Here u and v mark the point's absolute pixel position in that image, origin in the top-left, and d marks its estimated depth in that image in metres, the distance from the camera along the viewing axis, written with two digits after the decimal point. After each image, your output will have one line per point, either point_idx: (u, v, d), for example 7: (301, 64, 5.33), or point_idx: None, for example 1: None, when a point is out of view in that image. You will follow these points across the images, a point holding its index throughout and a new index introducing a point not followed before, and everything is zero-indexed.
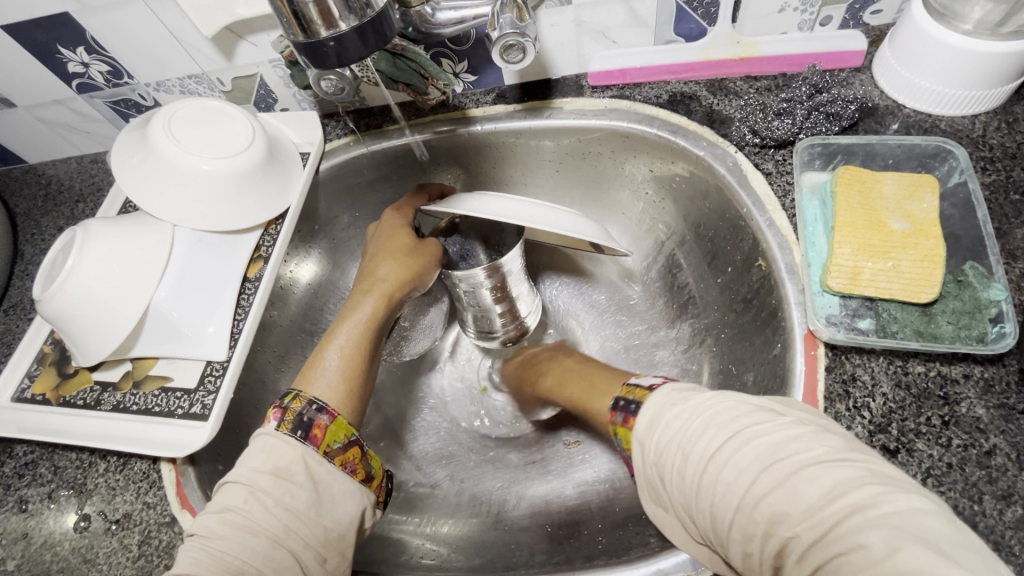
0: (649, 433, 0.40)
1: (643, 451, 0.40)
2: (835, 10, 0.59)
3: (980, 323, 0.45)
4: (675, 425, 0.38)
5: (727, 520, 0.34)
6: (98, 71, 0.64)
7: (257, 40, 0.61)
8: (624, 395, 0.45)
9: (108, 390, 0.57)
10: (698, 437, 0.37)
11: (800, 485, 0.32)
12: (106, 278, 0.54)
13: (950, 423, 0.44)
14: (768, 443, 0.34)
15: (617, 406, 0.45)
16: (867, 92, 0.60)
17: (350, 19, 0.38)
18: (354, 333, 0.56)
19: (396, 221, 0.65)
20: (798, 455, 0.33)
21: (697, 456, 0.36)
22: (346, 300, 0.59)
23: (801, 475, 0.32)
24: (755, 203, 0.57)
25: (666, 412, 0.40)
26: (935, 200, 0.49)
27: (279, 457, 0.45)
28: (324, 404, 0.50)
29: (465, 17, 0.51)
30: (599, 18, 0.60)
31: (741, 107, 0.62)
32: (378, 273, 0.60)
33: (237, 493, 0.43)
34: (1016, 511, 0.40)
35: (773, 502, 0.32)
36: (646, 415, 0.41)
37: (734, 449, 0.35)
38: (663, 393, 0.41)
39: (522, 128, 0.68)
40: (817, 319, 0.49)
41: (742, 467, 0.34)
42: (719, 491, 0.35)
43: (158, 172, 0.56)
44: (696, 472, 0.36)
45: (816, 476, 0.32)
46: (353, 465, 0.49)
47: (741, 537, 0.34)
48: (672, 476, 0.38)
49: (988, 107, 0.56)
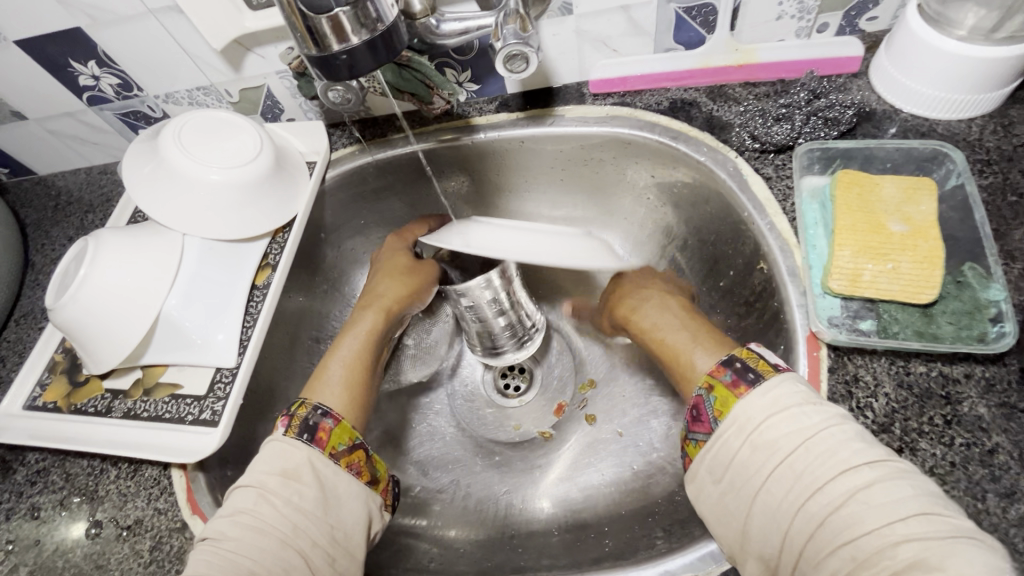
0: (774, 414, 0.40)
1: (745, 426, 0.41)
2: (831, 17, 0.60)
3: (979, 324, 0.46)
4: (807, 424, 0.39)
5: (840, 538, 0.35)
6: (108, 84, 0.65)
7: (264, 52, 0.62)
8: (744, 358, 0.45)
9: (119, 398, 0.58)
10: (837, 448, 0.37)
11: (951, 552, 0.32)
12: (117, 287, 0.54)
13: (952, 422, 0.44)
14: (913, 494, 0.35)
15: (730, 363, 0.45)
16: (865, 97, 0.61)
17: (362, 33, 0.39)
18: (356, 345, 0.59)
19: (396, 244, 0.69)
20: (944, 519, 0.34)
21: (828, 464, 0.37)
22: (349, 315, 0.63)
23: (949, 543, 0.32)
24: (756, 208, 0.58)
25: (799, 408, 0.40)
26: (934, 203, 0.50)
27: (286, 459, 0.46)
28: (329, 410, 0.50)
29: (468, 28, 0.53)
30: (599, 27, 0.61)
31: (740, 113, 0.62)
32: (378, 289, 0.65)
33: (248, 496, 0.44)
34: (1019, 508, 0.41)
35: (910, 547, 0.33)
36: (766, 397, 0.41)
37: (878, 480, 0.35)
38: (795, 386, 0.41)
39: (524, 136, 0.69)
40: (819, 321, 0.49)
41: (883, 499, 0.34)
42: (848, 509, 0.35)
43: (169, 183, 0.57)
44: (825, 477, 0.36)
45: (964, 550, 0.32)
46: (358, 467, 0.49)
47: (846, 559, 0.34)
48: (786, 471, 0.38)
49: (984, 111, 0.57)
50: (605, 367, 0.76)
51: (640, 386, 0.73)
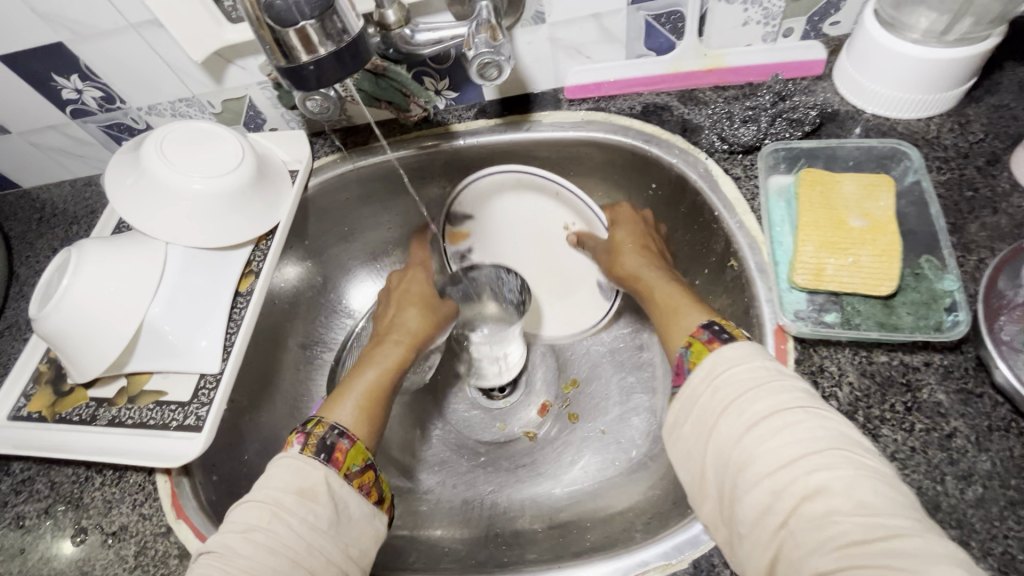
0: (730, 364, 0.42)
1: (710, 371, 0.42)
2: (795, 22, 0.62)
3: (935, 313, 0.48)
4: (758, 370, 0.40)
5: (767, 470, 0.36)
6: (91, 97, 0.66)
7: (245, 64, 0.63)
8: (722, 323, 0.46)
9: (103, 406, 0.58)
10: (779, 391, 0.39)
11: (864, 487, 0.34)
12: (101, 296, 0.55)
13: (912, 409, 0.46)
14: (839, 435, 0.37)
15: (707, 326, 0.46)
16: (828, 99, 0.63)
17: (328, 45, 0.40)
18: (382, 375, 0.60)
19: (417, 274, 0.72)
20: (862, 458, 0.36)
21: (767, 403, 0.38)
22: (376, 346, 0.64)
23: (863, 479, 0.34)
24: (725, 207, 0.60)
25: (754, 358, 0.41)
26: (892, 199, 0.52)
27: (303, 478, 0.46)
28: (345, 429, 0.52)
29: (441, 38, 0.54)
30: (572, 35, 0.63)
31: (710, 115, 0.64)
32: (408, 322, 0.66)
33: (261, 513, 0.44)
34: (976, 490, 0.42)
35: (827, 479, 0.35)
36: (735, 350, 0.42)
37: (808, 419, 0.37)
38: (759, 344, 0.43)
39: (522, 171, 0.74)
40: (786, 314, 0.51)
41: (811, 436, 0.36)
42: (776, 443, 0.37)
43: (152, 194, 0.58)
44: (763, 414, 0.38)
45: (873, 487, 0.34)
46: (368, 488, 0.50)
47: (769, 490, 0.36)
48: (731, 411, 0.40)
49: (941, 110, 0.59)
50: (587, 367, 0.78)
51: (621, 384, 0.74)
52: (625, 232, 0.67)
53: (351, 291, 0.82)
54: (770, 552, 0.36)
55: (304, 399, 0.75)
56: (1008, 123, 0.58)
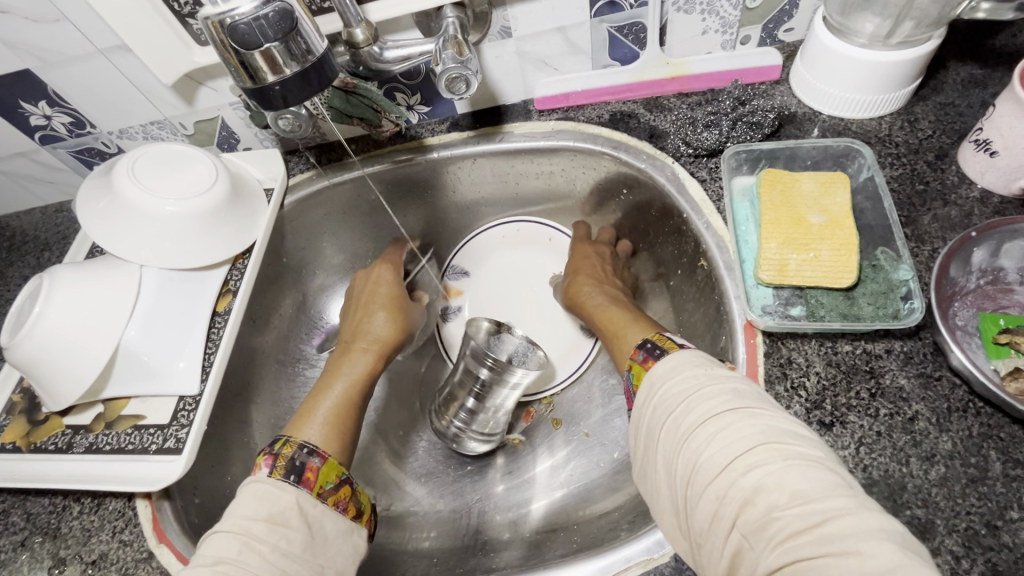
0: (665, 377, 0.46)
1: (651, 390, 0.46)
2: (751, 30, 0.65)
3: (893, 301, 0.50)
4: (688, 381, 0.44)
5: (709, 477, 0.38)
6: (60, 123, 0.66)
7: (217, 85, 0.64)
8: (655, 341, 0.51)
9: (80, 433, 0.58)
10: (709, 397, 0.41)
11: (795, 476, 0.35)
12: (75, 322, 0.55)
13: (876, 395, 0.47)
14: (771, 429, 0.38)
15: (643, 346, 0.51)
16: (786, 101, 0.65)
17: (292, 66, 0.41)
18: (348, 385, 0.61)
19: (382, 274, 0.74)
20: (791, 447, 0.37)
21: (698, 412, 0.41)
22: (346, 353, 0.66)
23: (794, 467, 0.36)
24: (692, 208, 0.62)
25: (686, 369, 0.45)
26: (848, 195, 0.54)
27: (272, 503, 0.46)
28: (314, 448, 0.52)
29: (410, 54, 0.56)
30: (539, 48, 0.65)
31: (674, 121, 0.67)
32: (375, 330, 0.69)
33: (230, 544, 0.42)
34: (939, 469, 0.44)
35: (760, 476, 0.36)
36: (667, 364, 0.46)
37: (736, 419, 0.39)
38: (692, 355, 0.46)
39: (522, 222, 0.82)
40: (753, 310, 0.53)
41: (741, 434, 0.38)
42: (710, 450, 0.39)
43: (128, 221, 0.58)
44: (695, 424, 0.41)
45: (805, 474, 0.35)
46: (344, 504, 0.50)
47: (715, 497, 0.37)
48: (670, 425, 0.42)
49: (892, 109, 0.62)
50: None
51: (604, 385, 0.75)
52: (575, 263, 0.73)
53: (330, 307, 0.83)
54: (727, 558, 0.37)
55: (287, 416, 0.75)
56: (954, 120, 0.61)
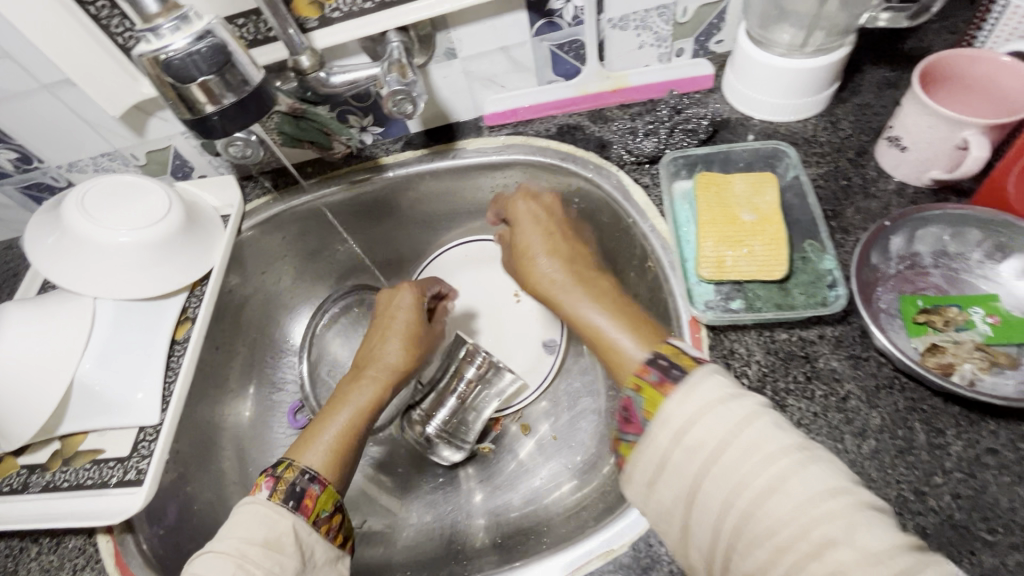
0: (689, 407, 0.39)
1: (673, 423, 0.39)
2: (684, 43, 0.69)
3: (821, 290, 0.54)
4: (725, 415, 0.38)
5: (768, 532, 0.34)
6: (6, 159, 0.66)
7: (166, 115, 0.64)
8: (666, 356, 0.42)
9: (36, 472, 0.57)
10: (754, 437, 0.36)
11: (867, 533, 0.33)
12: (27, 359, 0.55)
13: (812, 377, 0.51)
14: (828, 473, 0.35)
15: (653, 364, 0.42)
16: (720, 108, 0.69)
17: (229, 95, 0.43)
18: (354, 414, 0.59)
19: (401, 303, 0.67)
20: (853, 495, 0.34)
21: (746, 455, 0.36)
22: (353, 381, 0.62)
23: (864, 522, 0.33)
24: (638, 213, 0.65)
25: (718, 399, 0.38)
26: (776, 194, 0.57)
27: (270, 527, 0.46)
28: (316, 474, 0.52)
29: (356, 79, 0.58)
30: (484, 67, 0.68)
31: (616, 131, 0.70)
32: (386, 357, 0.64)
33: (225, 566, 0.43)
34: (870, 443, 0.47)
35: (829, 533, 0.33)
36: (690, 391, 0.39)
37: (792, 466, 0.35)
38: (718, 378, 0.40)
39: (485, 240, 0.84)
40: (696, 306, 0.56)
41: (800, 485, 0.34)
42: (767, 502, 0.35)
43: (79, 254, 0.58)
44: (744, 470, 0.36)
45: (872, 525, 0.33)
46: (336, 531, 0.50)
47: (776, 554, 0.34)
48: (711, 468, 0.37)
49: (816, 112, 0.66)
50: None
51: (568, 388, 0.77)
52: (524, 241, 0.61)
53: (293, 327, 0.82)
54: None
55: (254, 440, 0.74)
56: (871, 119, 0.65)
